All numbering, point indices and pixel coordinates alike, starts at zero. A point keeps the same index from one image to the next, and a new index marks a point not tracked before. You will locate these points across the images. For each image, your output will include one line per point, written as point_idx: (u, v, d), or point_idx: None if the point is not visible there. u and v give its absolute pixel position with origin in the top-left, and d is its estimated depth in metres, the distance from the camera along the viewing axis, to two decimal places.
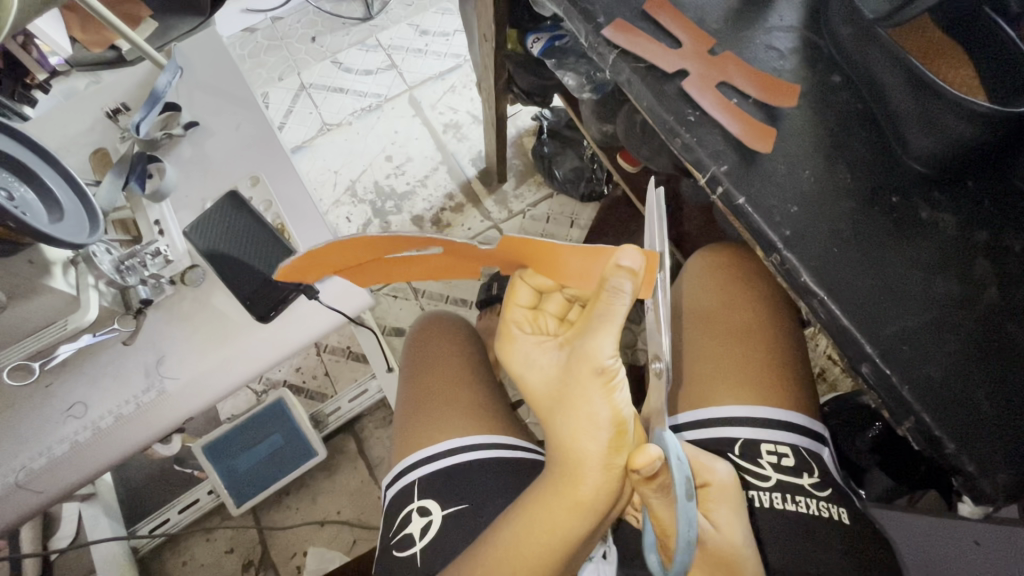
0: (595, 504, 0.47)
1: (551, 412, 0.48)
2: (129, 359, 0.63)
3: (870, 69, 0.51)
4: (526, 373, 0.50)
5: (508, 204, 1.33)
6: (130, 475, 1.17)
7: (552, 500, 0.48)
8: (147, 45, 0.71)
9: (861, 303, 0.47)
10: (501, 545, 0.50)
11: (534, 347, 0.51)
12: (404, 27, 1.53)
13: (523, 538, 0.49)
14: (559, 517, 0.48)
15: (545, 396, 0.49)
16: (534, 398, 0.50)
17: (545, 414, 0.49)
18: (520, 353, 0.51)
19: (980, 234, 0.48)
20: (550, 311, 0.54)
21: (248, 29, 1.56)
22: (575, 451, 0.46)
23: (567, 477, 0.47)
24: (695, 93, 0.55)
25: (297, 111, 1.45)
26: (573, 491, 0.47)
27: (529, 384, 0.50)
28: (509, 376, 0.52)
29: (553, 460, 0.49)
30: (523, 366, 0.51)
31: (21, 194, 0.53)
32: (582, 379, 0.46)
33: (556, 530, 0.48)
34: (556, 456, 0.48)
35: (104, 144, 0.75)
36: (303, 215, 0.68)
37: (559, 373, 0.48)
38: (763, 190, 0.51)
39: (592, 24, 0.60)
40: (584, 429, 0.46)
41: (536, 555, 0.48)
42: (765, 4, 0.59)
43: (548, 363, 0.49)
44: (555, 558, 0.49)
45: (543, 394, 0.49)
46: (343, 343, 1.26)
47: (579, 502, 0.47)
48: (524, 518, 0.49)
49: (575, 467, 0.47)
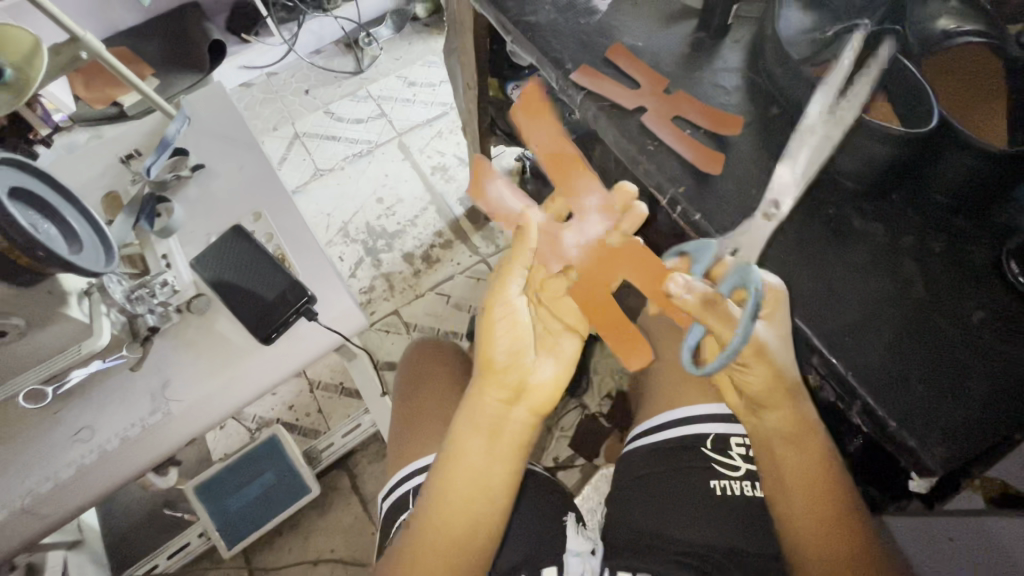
0: (479, 484, 0.56)
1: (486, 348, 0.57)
2: (136, 384, 0.66)
3: (800, 101, 0.58)
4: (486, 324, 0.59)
5: (495, 239, 1.40)
6: (121, 520, 1.16)
7: (457, 467, 0.56)
8: (158, 96, 0.77)
9: (806, 300, 0.53)
10: (440, 490, 0.55)
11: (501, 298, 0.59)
12: (393, 79, 1.65)
13: (450, 498, 0.55)
14: (455, 488, 0.55)
15: (499, 364, 0.57)
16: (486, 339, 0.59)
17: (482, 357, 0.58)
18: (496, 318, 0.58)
19: (907, 239, 0.54)
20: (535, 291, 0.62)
21: (244, 84, 1.66)
22: (485, 431, 0.56)
23: (469, 446, 0.56)
24: (653, 126, 0.62)
25: (292, 157, 1.52)
26: (474, 462, 0.56)
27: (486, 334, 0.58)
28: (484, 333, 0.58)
29: (467, 429, 0.56)
30: (489, 330, 0.58)
31: (46, 229, 0.57)
32: (523, 394, 0.57)
33: (458, 502, 0.55)
34: (473, 425, 0.56)
35: (115, 188, 0.80)
36: (303, 247, 0.74)
37: (517, 352, 0.57)
38: (717, 207, 0.58)
39: (561, 70, 0.68)
40: (520, 407, 0.57)
41: (445, 514, 0.55)
42: (711, 50, 0.68)
43: (505, 336, 0.57)
44: (452, 521, 0.55)
45: (498, 357, 0.57)
46: (336, 379, 1.29)
47: (499, 455, 0.56)
48: (443, 474, 0.56)
49: (479, 441, 0.56)
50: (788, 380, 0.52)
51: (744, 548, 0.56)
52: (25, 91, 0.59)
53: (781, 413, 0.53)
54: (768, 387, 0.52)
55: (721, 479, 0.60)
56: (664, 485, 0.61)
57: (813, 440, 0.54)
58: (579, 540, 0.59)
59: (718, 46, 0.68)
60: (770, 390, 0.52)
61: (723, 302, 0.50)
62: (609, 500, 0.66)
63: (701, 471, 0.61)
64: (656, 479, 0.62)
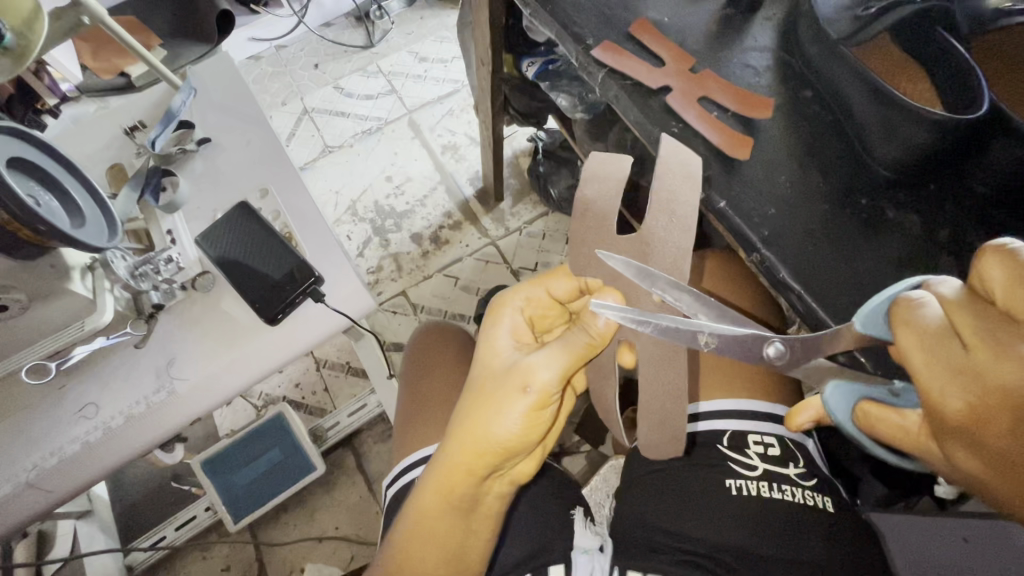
0: (455, 547, 0.53)
1: (480, 423, 0.48)
2: (141, 361, 0.65)
3: (836, 82, 0.55)
4: (505, 384, 0.48)
5: (505, 221, 1.37)
6: (128, 491, 1.17)
7: (434, 517, 0.52)
8: (164, 66, 0.74)
9: (834, 295, 0.51)
10: (410, 526, 0.53)
11: (538, 370, 0.47)
12: (404, 54, 1.60)
13: (421, 541, 0.53)
14: (429, 531, 0.52)
15: (490, 450, 0.48)
16: (478, 393, 0.50)
17: (470, 430, 0.48)
18: (522, 382, 0.47)
19: (944, 231, 0.52)
20: (520, 336, 0.54)
21: (253, 57, 1.62)
22: (472, 496, 0.51)
23: (453, 506, 0.51)
24: (678, 107, 0.59)
25: (300, 133, 1.50)
26: (456, 522, 0.52)
27: (485, 401, 0.48)
28: (498, 391, 0.48)
29: (457, 495, 0.51)
30: (497, 403, 0.47)
31: (47, 201, 0.56)
32: (513, 467, 0.52)
33: (429, 547, 0.52)
34: (461, 487, 0.50)
35: (120, 160, 0.78)
36: (311, 225, 0.72)
37: (525, 439, 0.48)
38: (742, 194, 0.55)
39: (582, 46, 0.64)
40: (496, 482, 0.53)
41: (420, 552, 0.53)
42: (742, 26, 0.64)
43: (521, 421, 0.47)
44: (429, 565, 0.53)
45: (503, 440, 0.47)
46: (343, 359, 1.28)
47: (479, 521, 0.53)
48: (416, 515, 0.53)
49: (462, 504, 0.51)
50: (1002, 391, 0.33)
51: (759, 550, 0.54)
52: (22, 56, 0.56)
53: (971, 448, 0.35)
54: (990, 413, 0.34)
55: (737, 478, 0.58)
56: (680, 482, 0.60)
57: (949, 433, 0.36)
58: (588, 537, 0.59)
59: (750, 23, 0.65)
60: (986, 419, 0.34)
61: (900, 307, 0.39)
62: (618, 495, 0.65)
63: (718, 468, 0.59)
64: (672, 474, 0.61)
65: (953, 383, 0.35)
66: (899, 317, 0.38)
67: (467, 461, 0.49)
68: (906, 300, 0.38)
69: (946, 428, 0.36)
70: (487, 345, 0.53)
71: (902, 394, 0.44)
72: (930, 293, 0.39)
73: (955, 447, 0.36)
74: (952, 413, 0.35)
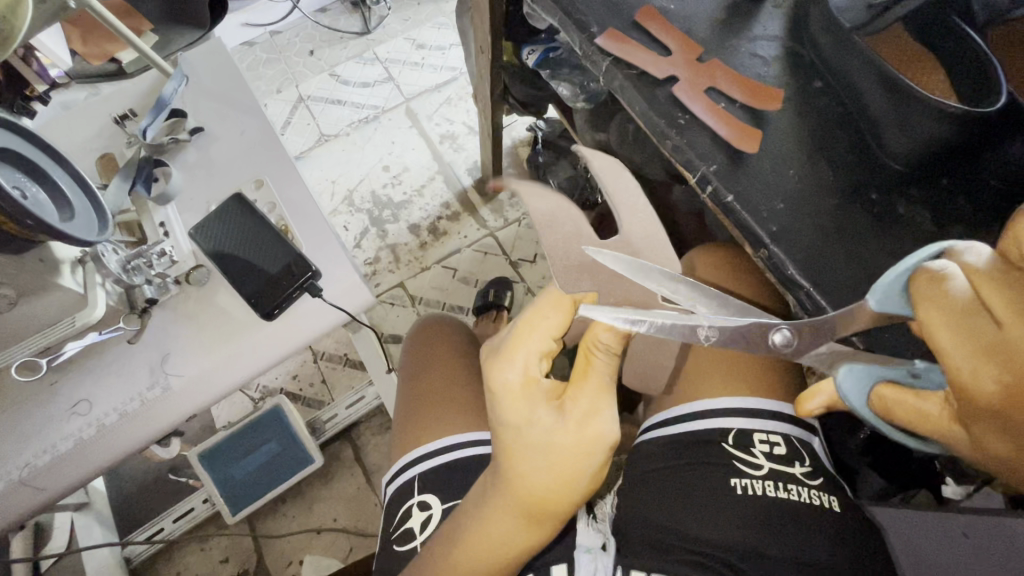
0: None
1: (563, 488, 0.47)
2: (134, 356, 0.64)
3: (849, 74, 0.53)
4: (579, 450, 0.47)
5: (504, 213, 1.35)
6: (125, 484, 1.16)
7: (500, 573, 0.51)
8: (154, 52, 0.72)
9: (842, 293, 0.50)
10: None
11: (608, 430, 0.47)
12: (401, 41, 1.57)
13: None
14: None
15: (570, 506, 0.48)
16: (549, 464, 0.47)
17: (550, 495, 0.47)
18: (592, 436, 0.47)
19: (954, 228, 0.51)
20: (550, 390, 0.49)
21: (247, 43, 1.59)
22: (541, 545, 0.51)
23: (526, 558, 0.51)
24: (685, 98, 0.57)
25: (295, 122, 1.47)
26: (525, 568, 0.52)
27: (554, 470, 0.47)
28: (572, 454, 0.47)
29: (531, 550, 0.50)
30: (574, 469, 0.47)
31: (34, 193, 0.54)
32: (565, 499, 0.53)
33: None
34: (532, 545, 0.50)
35: (111, 149, 0.76)
36: (307, 217, 0.70)
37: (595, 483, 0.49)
38: (749, 188, 0.54)
39: (586, 34, 0.62)
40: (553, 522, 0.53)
41: None
42: (750, 15, 0.63)
43: (595, 472, 0.48)
44: None
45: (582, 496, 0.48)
46: (340, 350, 1.27)
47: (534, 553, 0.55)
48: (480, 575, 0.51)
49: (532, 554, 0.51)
50: None
51: (766, 550, 0.53)
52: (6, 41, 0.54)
53: (1006, 430, 0.34)
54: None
55: (743, 477, 0.58)
56: (685, 481, 0.59)
57: (980, 415, 0.35)
58: (589, 535, 0.57)
59: (758, 11, 0.63)
60: (1021, 399, 0.33)
61: (924, 280, 0.38)
62: (621, 493, 0.64)
63: (722, 467, 0.59)
64: (676, 472, 0.60)
65: (983, 361, 0.35)
66: (926, 290, 0.38)
67: (546, 521, 0.49)
68: (930, 272, 0.38)
69: (973, 409, 0.35)
70: (524, 420, 0.48)
71: (925, 376, 0.43)
72: (955, 263, 0.38)
73: (980, 427, 0.35)
74: (979, 393, 0.35)
